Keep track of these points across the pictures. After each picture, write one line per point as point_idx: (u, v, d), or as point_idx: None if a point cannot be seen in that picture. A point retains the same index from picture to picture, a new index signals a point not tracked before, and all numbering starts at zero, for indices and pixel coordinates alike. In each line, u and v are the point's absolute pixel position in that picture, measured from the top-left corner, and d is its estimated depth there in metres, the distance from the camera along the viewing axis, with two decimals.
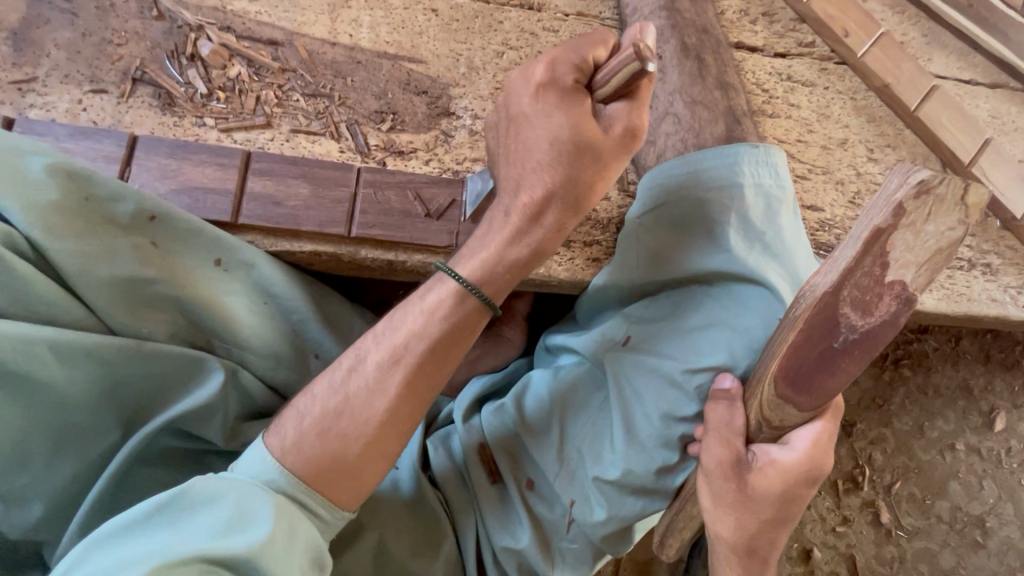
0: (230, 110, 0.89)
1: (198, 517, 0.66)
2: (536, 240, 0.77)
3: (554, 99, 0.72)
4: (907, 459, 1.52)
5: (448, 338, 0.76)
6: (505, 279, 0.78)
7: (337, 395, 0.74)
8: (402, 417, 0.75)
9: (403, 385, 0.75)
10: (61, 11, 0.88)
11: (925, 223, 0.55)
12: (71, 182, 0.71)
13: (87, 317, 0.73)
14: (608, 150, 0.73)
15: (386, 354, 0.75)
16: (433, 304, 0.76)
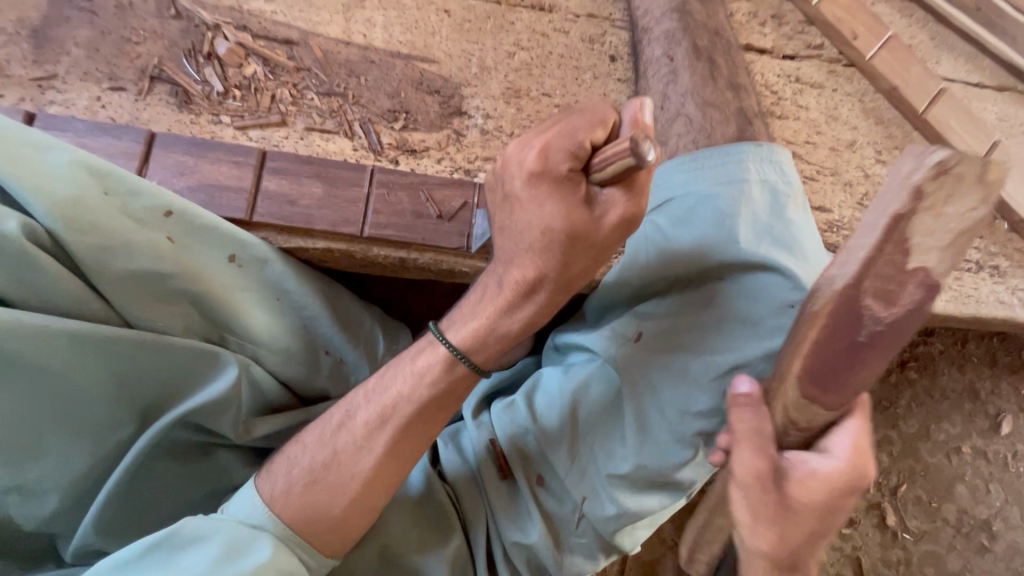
0: (245, 108, 0.90)
1: (188, 555, 0.69)
2: (528, 313, 0.74)
3: (546, 187, 0.65)
4: (913, 462, 1.52)
5: (437, 405, 0.78)
6: (495, 348, 0.77)
7: (326, 450, 0.76)
8: (387, 479, 0.77)
9: (388, 443, 0.77)
10: (81, 10, 0.89)
11: (944, 206, 0.55)
12: (91, 178, 0.71)
13: (106, 310, 0.73)
14: (603, 243, 0.68)
15: (401, 396, 0.77)
16: (422, 368, 0.77)
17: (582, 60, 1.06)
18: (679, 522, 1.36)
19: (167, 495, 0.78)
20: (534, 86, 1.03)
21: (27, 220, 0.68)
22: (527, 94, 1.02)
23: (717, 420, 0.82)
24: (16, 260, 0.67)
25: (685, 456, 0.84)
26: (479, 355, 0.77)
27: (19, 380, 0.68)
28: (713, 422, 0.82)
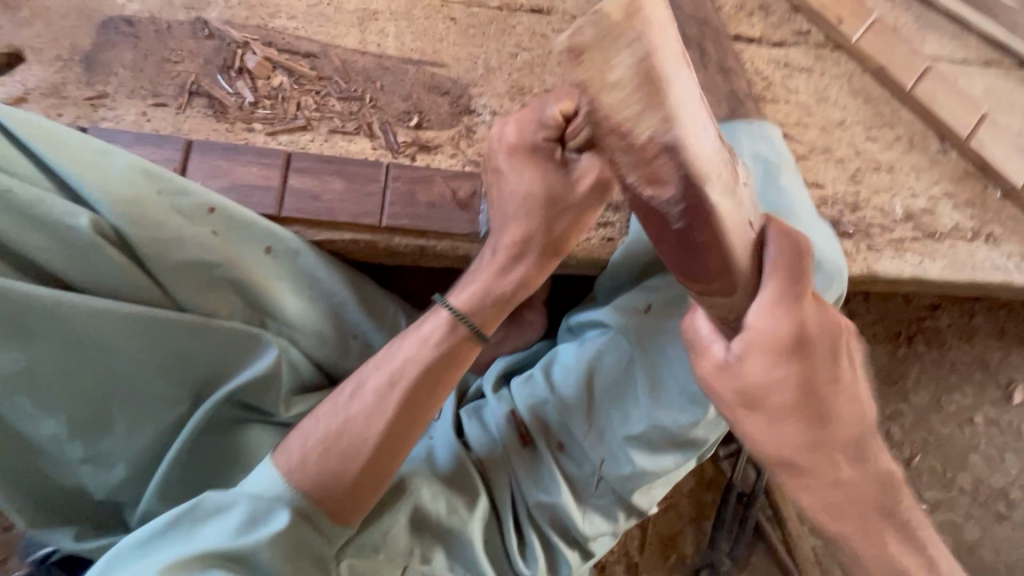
0: (274, 115, 0.99)
1: (211, 526, 0.75)
2: (519, 275, 0.86)
3: (523, 158, 0.82)
4: (927, 433, 1.55)
5: (443, 367, 0.84)
6: (493, 313, 0.86)
7: (340, 416, 0.82)
8: (394, 440, 0.82)
9: (397, 406, 0.82)
10: (125, 35, 0.99)
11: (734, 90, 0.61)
12: (146, 178, 0.80)
13: (161, 296, 0.82)
14: (578, 202, 0.82)
15: (410, 361, 0.83)
16: (427, 332, 0.85)
17: None
18: (695, 497, 1.40)
19: (215, 468, 0.85)
20: (536, 83, 1.11)
21: (95, 216, 0.77)
22: (530, 90, 1.10)
23: None
24: (86, 253, 0.77)
25: (697, 415, 0.89)
26: (482, 322, 0.86)
27: (91, 360, 0.77)
28: None
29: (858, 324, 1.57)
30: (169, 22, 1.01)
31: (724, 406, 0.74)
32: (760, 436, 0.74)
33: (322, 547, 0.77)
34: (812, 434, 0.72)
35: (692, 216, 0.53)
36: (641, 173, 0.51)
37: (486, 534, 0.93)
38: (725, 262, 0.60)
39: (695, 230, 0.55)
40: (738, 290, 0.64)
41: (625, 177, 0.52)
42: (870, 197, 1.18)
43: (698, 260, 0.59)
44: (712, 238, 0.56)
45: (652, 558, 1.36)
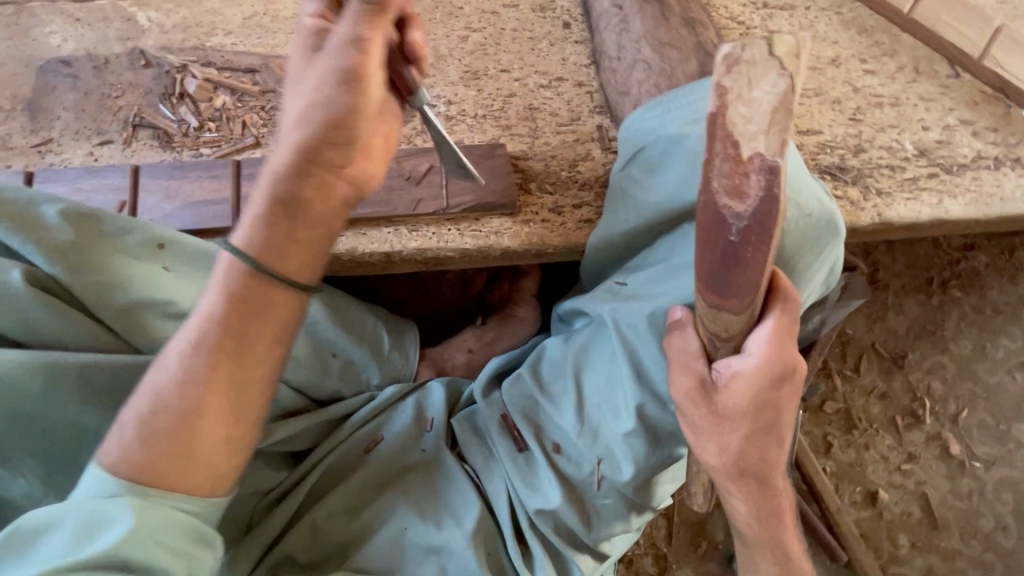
0: (221, 137, 0.95)
1: (43, 547, 0.59)
2: (278, 185, 0.64)
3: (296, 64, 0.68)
4: (973, 384, 1.41)
5: (251, 310, 0.65)
6: (275, 231, 0.65)
7: (150, 399, 0.64)
8: (218, 405, 0.65)
9: (211, 365, 0.65)
10: (64, 76, 0.97)
11: (752, 92, 0.51)
12: (83, 222, 0.78)
13: (117, 341, 0.79)
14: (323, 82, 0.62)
15: (208, 311, 0.66)
16: (220, 280, 0.66)
17: (536, 30, 1.07)
18: None
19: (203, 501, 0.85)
20: (492, 65, 1.04)
21: (29, 268, 0.75)
22: (485, 74, 1.03)
23: None
24: (30, 308, 0.74)
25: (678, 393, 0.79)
26: (271, 259, 0.66)
27: (51, 412, 0.73)
28: None
29: (883, 276, 1.45)
30: (106, 57, 0.98)
31: (693, 428, 0.68)
32: (719, 455, 0.68)
33: (195, 529, 0.63)
34: (767, 458, 0.68)
35: (755, 232, 0.55)
36: (730, 181, 0.54)
37: (488, 546, 0.88)
38: (755, 283, 0.57)
39: (748, 244, 0.55)
40: (749, 312, 0.60)
41: (710, 179, 0.54)
42: (874, 136, 1.07)
43: (744, 275, 0.57)
44: (763, 259, 0.56)
45: (680, 548, 1.28)
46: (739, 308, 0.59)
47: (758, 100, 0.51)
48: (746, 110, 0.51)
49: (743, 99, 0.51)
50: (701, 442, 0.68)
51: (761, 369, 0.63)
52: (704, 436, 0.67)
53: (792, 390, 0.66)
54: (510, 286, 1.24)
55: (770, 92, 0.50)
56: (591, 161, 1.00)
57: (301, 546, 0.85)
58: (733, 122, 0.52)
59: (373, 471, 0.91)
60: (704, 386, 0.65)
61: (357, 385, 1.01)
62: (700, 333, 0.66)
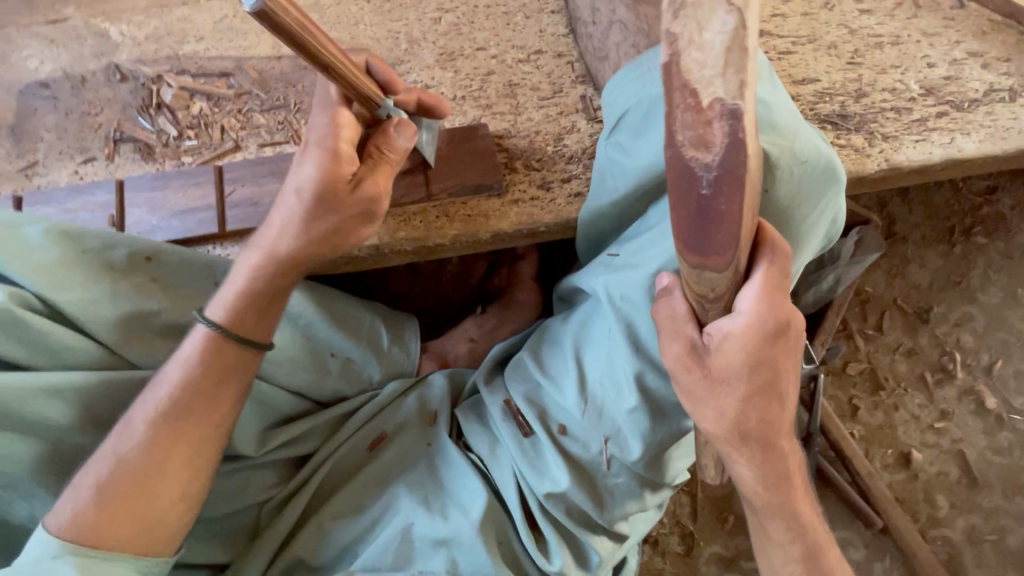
0: (200, 144, 0.94)
1: None
2: (275, 276, 0.73)
3: (318, 149, 0.68)
4: (1006, 333, 1.34)
5: (212, 380, 0.73)
6: (252, 316, 0.74)
7: (109, 464, 0.69)
8: (175, 470, 0.71)
9: (173, 435, 0.71)
10: (44, 98, 0.97)
11: (703, 35, 0.47)
12: (67, 241, 0.77)
13: (108, 355, 0.78)
14: (342, 206, 0.68)
15: (173, 383, 0.72)
16: (188, 353, 0.74)
17: (510, 5, 1.04)
18: None
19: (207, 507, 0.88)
20: (467, 44, 1.01)
21: (15, 290, 0.74)
22: (461, 54, 1.01)
23: None
24: (16, 327, 0.73)
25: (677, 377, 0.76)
26: (251, 330, 0.75)
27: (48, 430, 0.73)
28: None
29: (900, 229, 1.39)
30: (83, 75, 0.98)
31: (687, 394, 0.65)
32: (716, 422, 0.65)
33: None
34: (766, 418, 0.66)
35: (727, 182, 0.50)
36: (693, 132, 0.49)
37: (500, 534, 0.87)
38: (734, 240, 0.53)
39: (721, 195, 0.51)
40: (733, 269, 0.56)
41: (673, 133, 0.50)
42: (875, 78, 1.01)
43: (722, 231, 0.52)
44: (739, 210, 0.51)
45: (707, 524, 1.25)
46: (723, 266, 0.55)
47: (709, 43, 0.47)
48: (699, 55, 0.48)
49: (695, 43, 0.48)
50: (696, 410, 0.65)
51: (751, 327, 0.60)
52: (699, 403, 0.65)
53: (788, 342, 0.63)
54: (508, 273, 1.21)
55: (721, 31, 0.47)
56: (577, 133, 0.97)
57: (311, 546, 0.86)
58: (688, 70, 0.48)
59: (380, 467, 0.91)
60: (692, 349, 0.63)
61: (360, 383, 0.99)
62: (688, 297, 0.63)
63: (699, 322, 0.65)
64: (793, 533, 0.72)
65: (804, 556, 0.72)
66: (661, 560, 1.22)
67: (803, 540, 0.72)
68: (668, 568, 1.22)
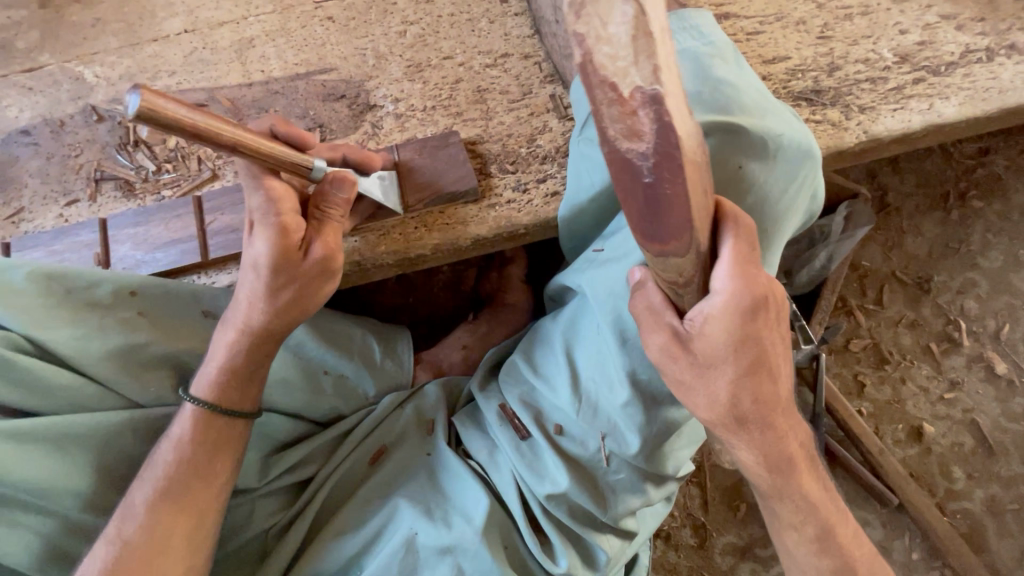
0: (179, 176, 0.96)
1: None
2: (251, 350, 0.73)
3: (262, 228, 0.66)
4: (1011, 297, 1.32)
5: (208, 452, 0.73)
6: (238, 390, 0.75)
7: (114, 545, 0.69)
8: (180, 549, 0.70)
9: (177, 509, 0.71)
10: (25, 145, 0.99)
11: (609, 29, 0.48)
12: (51, 283, 0.79)
13: (101, 390, 0.79)
14: (299, 278, 0.68)
15: (171, 463, 0.72)
16: (181, 433, 0.74)
17: (473, 11, 1.04)
18: None
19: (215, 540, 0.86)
20: (434, 54, 1.02)
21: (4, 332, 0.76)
22: (429, 64, 1.01)
23: None
24: (8, 371, 0.74)
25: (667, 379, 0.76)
26: (236, 400, 0.75)
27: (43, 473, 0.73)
28: None
29: (893, 199, 1.36)
30: (62, 119, 1.00)
31: (677, 383, 0.65)
32: (707, 410, 0.65)
33: None
34: (762, 396, 0.64)
35: (665, 166, 0.50)
36: (621, 124, 0.50)
37: (505, 540, 0.87)
38: (688, 221, 0.53)
39: (664, 180, 0.51)
40: (695, 251, 0.56)
41: (604, 129, 0.50)
42: (848, 51, 0.99)
43: (674, 215, 0.52)
44: (685, 191, 0.51)
45: (719, 514, 1.23)
46: (683, 250, 0.54)
47: (616, 36, 0.48)
48: (610, 49, 0.49)
49: (604, 39, 0.49)
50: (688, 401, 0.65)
51: (730, 304, 0.59)
52: (689, 397, 0.64)
53: (772, 314, 0.62)
54: (498, 277, 1.21)
55: (623, 22, 0.48)
56: (550, 132, 0.97)
57: (317, 566, 0.85)
58: (601, 66, 0.48)
59: (382, 481, 0.91)
60: (674, 338, 0.62)
61: (355, 400, 0.99)
62: (661, 285, 0.63)
63: (678, 309, 0.64)
64: (804, 510, 0.71)
65: (815, 532, 0.71)
66: (675, 554, 1.21)
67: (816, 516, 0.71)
68: (683, 561, 1.21)
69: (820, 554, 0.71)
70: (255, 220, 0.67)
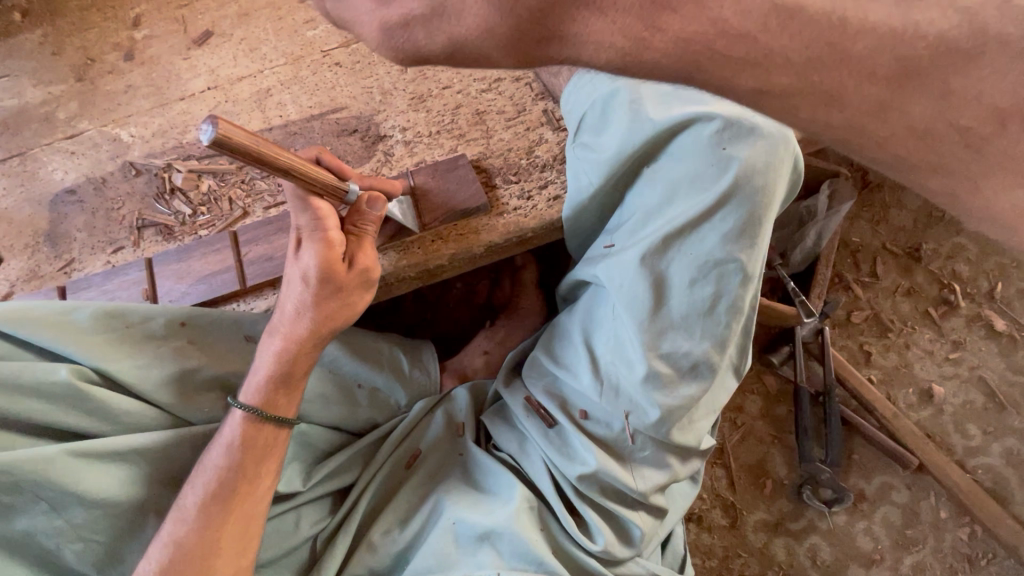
0: (214, 216, 1.05)
1: None
2: (298, 358, 0.80)
3: (311, 244, 0.76)
4: (1000, 257, 1.38)
5: (253, 460, 0.79)
6: (283, 396, 0.81)
7: (165, 550, 0.73)
8: (231, 551, 0.75)
9: (226, 513, 0.76)
10: (72, 203, 1.09)
11: None
12: (111, 319, 0.85)
13: (160, 414, 0.86)
14: (346, 286, 0.77)
15: (220, 470, 0.77)
16: (227, 439, 0.79)
17: None
18: (769, 416, 1.31)
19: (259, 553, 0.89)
20: (434, 85, 1.12)
21: (76, 366, 0.81)
22: (430, 95, 1.11)
23: (740, 262, 0.79)
24: (79, 403, 0.81)
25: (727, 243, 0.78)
26: (276, 407, 0.81)
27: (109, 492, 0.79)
28: (740, 261, 0.79)
29: (874, 177, 1.44)
30: (103, 176, 1.10)
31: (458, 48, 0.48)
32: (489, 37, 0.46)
33: None
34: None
35: None
36: None
37: (542, 523, 0.91)
38: None
39: None
40: None
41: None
42: None
43: None
44: None
45: (747, 493, 1.27)
46: None
47: None
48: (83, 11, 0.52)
49: None
50: (465, 49, 0.48)
51: None
52: (461, 48, 0.47)
53: None
54: (512, 284, 1.29)
55: None
56: (546, 143, 1.06)
57: (366, 563, 0.90)
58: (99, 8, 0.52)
59: (421, 479, 0.97)
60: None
61: (389, 410, 1.06)
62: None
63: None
64: (784, 49, 0.45)
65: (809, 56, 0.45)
66: (709, 536, 1.24)
67: (819, 41, 0.44)
68: (717, 542, 1.24)
69: (849, 87, 0.45)
70: (303, 238, 0.76)
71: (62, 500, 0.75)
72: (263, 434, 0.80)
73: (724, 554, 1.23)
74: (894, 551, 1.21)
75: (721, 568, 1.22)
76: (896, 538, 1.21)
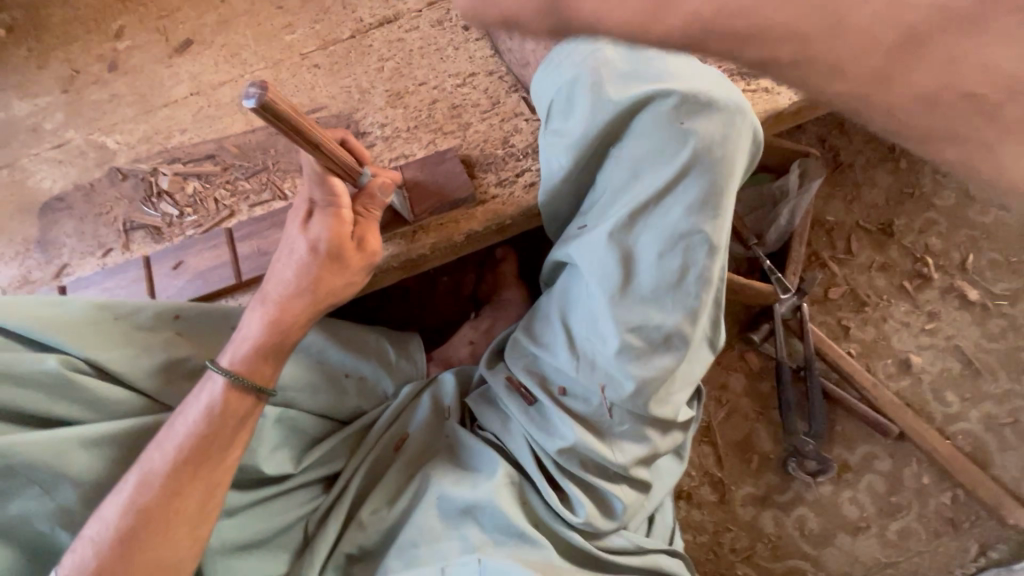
0: (200, 217, 1.07)
1: None
2: (288, 330, 0.84)
3: (322, 218, 0.84)
4: (969, 229, 1.42)
5: (226, 432, 0.81)
6: (269, 366, 0.85)
7: (128, 510, 0.74)
8: (190, 517, 0.77)
9: (198, 484, 0.78)
10: (61, 210, 1.11)
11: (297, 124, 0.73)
12: (101, 311, 0.88)
13: (149, 402, 0.88)
14: (348, 260, 0.85)
15: (189, 439, 0.78)
16: (200, 408, 0.80)
17: (440, 42, 1.18)
18: (752, 393, 1.34)
19: (251, 538, 0.90)
20: (410, 82, 1.15)
21: (65, 356, 0.83)
22: (407, 92, 1.15)
23: (704, 235, 0.82)
24: (68, 391, 0.83)
25: (689, 222, 0.82)
26: (256, 377, 0.84)
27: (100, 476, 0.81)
28: (704, 234, 0.82)
29: (845, 158, 1.48)
30: (91, 183, 1.13)
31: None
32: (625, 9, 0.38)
33: None
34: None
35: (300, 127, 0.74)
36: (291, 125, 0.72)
37: (524, 497, 0.94)
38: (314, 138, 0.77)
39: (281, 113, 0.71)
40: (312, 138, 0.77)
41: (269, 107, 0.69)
42: None
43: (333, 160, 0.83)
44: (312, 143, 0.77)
45: (734, 468, 1.29)
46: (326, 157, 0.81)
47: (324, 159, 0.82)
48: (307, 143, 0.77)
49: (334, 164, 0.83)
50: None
51: None
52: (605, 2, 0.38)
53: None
54: (494, 276, 1.32)
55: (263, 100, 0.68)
56: (520, 133, 1.10)
57: (357, 542, 0.92)
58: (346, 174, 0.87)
59: (407, 461, 0.99)
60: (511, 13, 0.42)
61: (376, 397, 1.08)
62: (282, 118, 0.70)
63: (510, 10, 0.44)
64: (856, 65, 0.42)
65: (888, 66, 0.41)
66: (699, 512, 1.27)
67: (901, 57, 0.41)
68: (708, 518, 1.26)
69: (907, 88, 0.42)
70: (316, 210, 0.85)
71: (57, 485, 0.78)
72: (244, 407, 0.83)
73: (714, 529, 1.25)
74: (879, 519, 1.23)
75: (712, 543, 1.25)
76: (881, 506, 1.24)
